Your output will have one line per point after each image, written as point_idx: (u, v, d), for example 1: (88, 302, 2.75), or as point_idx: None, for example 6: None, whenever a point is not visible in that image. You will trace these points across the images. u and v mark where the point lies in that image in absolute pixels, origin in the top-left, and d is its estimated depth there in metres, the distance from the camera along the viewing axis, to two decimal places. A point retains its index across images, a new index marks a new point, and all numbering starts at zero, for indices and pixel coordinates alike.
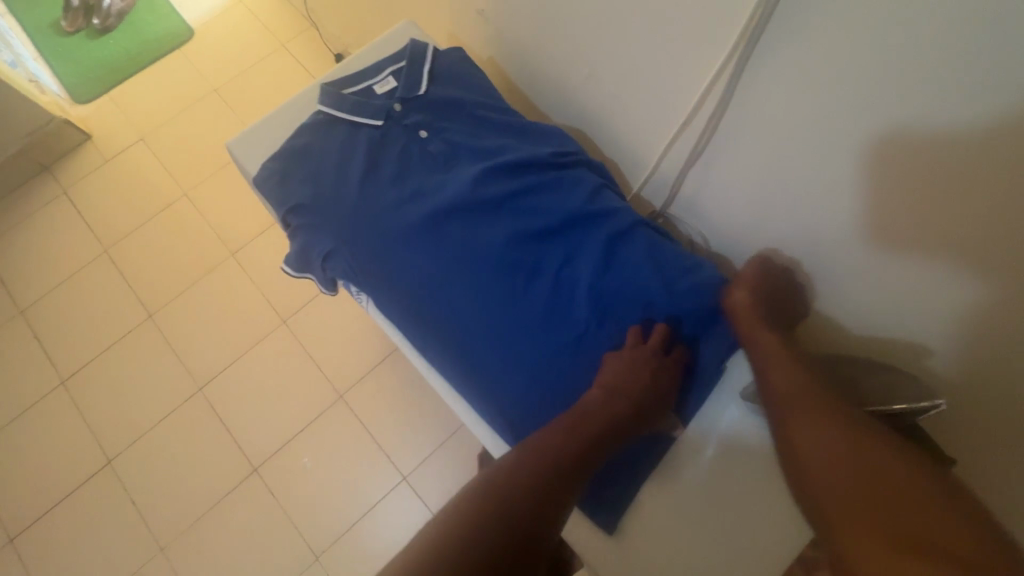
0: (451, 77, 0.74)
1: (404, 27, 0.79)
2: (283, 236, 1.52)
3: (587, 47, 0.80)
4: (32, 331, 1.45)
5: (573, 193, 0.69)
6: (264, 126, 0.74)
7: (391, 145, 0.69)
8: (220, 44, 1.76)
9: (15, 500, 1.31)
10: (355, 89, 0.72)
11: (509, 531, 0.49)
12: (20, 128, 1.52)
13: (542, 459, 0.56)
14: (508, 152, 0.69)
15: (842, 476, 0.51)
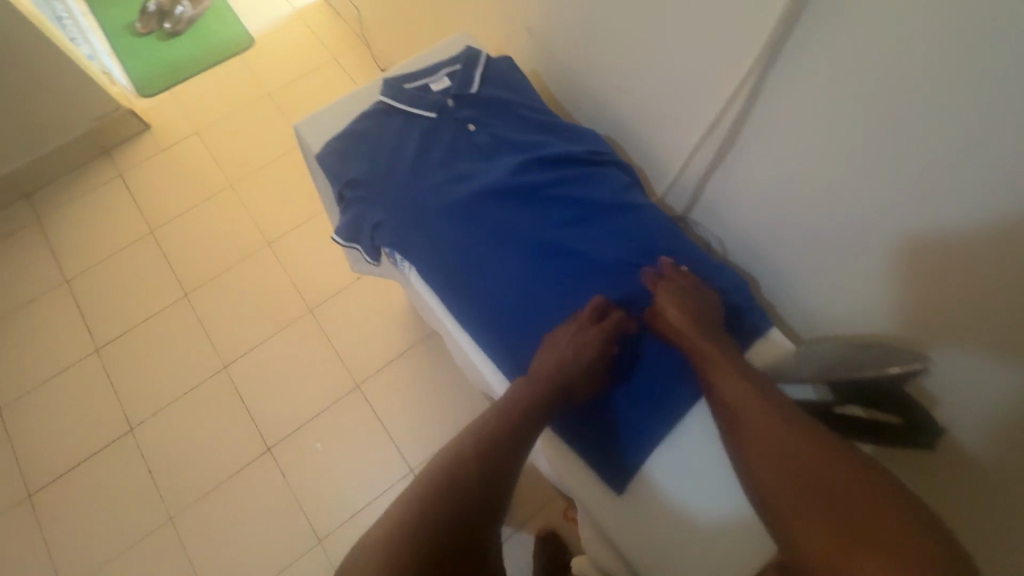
0: (499, 80, 0.82)
1: (461, 39, 0.89)
2: (317, 230, 1.61)
3: (622, 64, 0.89)
4: (75, 300, 1.54)
5: (605, 188, 0.75)
6: (328, 111, 0.82)
7: (441, 134, 0.77)
8: (277, 53, 1.90)
9: (38, 457, 1.36)
10: (414, 86, 0.81)
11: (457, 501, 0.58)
12: (89, 113, 1.65)
13: (500, 438, 0.63)
14: (547, 148, 0.76)
15: (783, 483, 0.58)
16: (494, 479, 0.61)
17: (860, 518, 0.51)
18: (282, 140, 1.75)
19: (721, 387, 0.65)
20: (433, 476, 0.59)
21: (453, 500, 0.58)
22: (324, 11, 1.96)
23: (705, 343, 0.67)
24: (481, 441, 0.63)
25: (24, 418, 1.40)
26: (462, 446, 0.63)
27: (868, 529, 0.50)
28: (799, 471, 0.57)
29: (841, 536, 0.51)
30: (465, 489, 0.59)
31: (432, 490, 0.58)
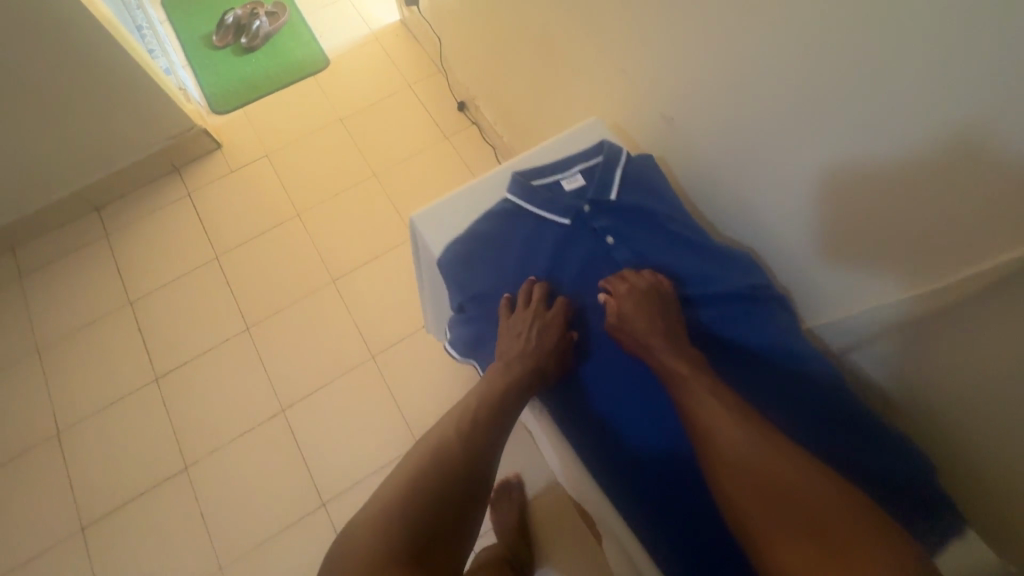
0: (641, 184, 0.75)
1: (591, 123, 0.82)
2: (383, 271, 1.55)
3: (770, 168, 0.80)
4: (138, 323, 1.52)
5: (760, 330, 0.70)
6: (447, 205, 0.77)
7: (575, 245, 0.73)
8: (352, 76, 1.85)
9: (93, 488, 1.34)
10: (545, 182, 0.76)
11: (436, 493, 0.61)
12: (164, 131, 1.63)
13: (466, 434, 0.66)
14: (694, 280, 0.72)
15: (746, 490, 0.55)
16: (468, 480, 0.63)
17: (825, 525, 0.51)
18: (352, 170, 1.70)
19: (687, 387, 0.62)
20: (407, 477, 0.63)
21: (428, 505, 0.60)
22: (402, 36, 1.90)
23: (661, 342, 0.66)
24: (450, 442, 0.65)
25: (81, 444, 1.38)
26: (433, 454, 0.65)
27: (834, 539, 0.50)
28: (765, 479, 0.55)
29: (812, 551, 0.50)
30: (439, 491, 0.61)
31: (402, 498, 0.60)
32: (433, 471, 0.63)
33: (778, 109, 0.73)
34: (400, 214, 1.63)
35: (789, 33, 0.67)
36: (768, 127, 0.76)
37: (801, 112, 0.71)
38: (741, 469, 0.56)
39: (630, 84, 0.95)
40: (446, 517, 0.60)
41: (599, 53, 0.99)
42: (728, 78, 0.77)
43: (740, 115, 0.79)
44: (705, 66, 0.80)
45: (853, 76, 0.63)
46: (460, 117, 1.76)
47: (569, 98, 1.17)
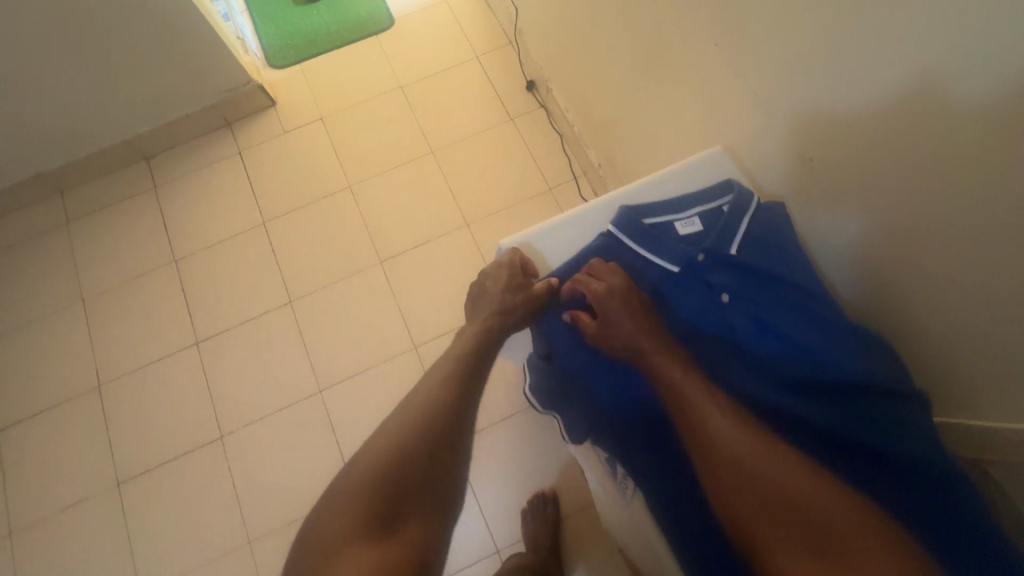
0: (762, 244, 0.65)
1: (715, 154, 0.76)
2: (433, 257, 1.48)
3: (911, 241, 0.66)
4: (183, 283, 1.49)
5: (909, 446, 0.55)
6: (544, 232, 0.74)
7: (682, 295, 0.63)
8: (416, 39, 1.72)
9: (130, 446, 1.34)
10: (655, 220, 0.68)
11: (398, 476, 0.59)
12: (220, 83, 1.56)
13: (427, 418, 0.62)
14: (828, 365, 0.59)
15: (755, 514, 0.50)
16: (434, 462, 0.61)
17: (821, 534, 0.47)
18: (409, 144, 1.60)
19: (685, 394, 0.57)
20: (371, 458, 0.60)
21: (383, 500, 0.57)
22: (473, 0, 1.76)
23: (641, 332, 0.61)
24: (405, 431, 0.61)
25: (121, 400, 1.38)
26: (399, 430, 0.62)
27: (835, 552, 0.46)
28: (774, 495, 0.50)
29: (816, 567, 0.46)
30: (396, 485, 0.58)
31: (366, 485, 0.58)
32: (394, 455, 0.60)
33: (936, 176, 0.60)
34: (455, 198, 1.54)
35: (977, 90, 0.53)
36: (918, 193, 0.63)
37: (970, 189, 0.57)
38: (733, 479, 0.52)
39: (748, 104, 0.83)
40: (410, 493, 0.59)
41: (716, 61, 0.86)
42: (880, 126, 0.64)
43: (885, 171, 0.66)
44: (850, 105, 0.67)
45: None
46: (528, 97, 1.63)
47: (665, 101, 1.05)
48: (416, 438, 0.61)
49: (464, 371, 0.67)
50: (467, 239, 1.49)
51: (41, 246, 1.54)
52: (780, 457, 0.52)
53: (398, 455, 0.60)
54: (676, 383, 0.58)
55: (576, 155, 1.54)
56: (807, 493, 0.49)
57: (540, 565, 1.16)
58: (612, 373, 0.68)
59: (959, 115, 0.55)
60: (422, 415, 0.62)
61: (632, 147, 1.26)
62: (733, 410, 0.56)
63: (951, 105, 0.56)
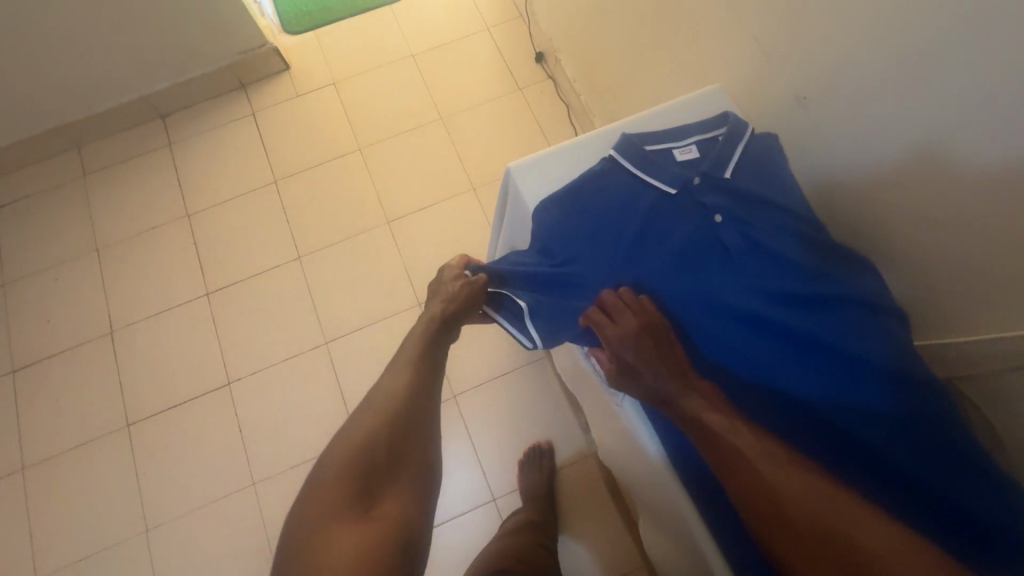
0: (756, 169, 0.69)
1: (711, 92, 0.80)
2: (439, 218, 1.52)
3: (899, 175, 0.69)
4: (194, 236, 1.53)
5: (881, 345, 0.61)
6: (547, 160, 0.77)
7: (680, 217, 0.67)
8: (429, 10, 1.76)
9: (141, 389, 1.39)
10: (655, 148, 0.72)
11: (364, 461, 0.63)
12: (236, 45, 1.59)
13: (387, 412, 0.68)
14: (811, 279, 0.63)
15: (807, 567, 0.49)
16: (399, 446, 0.66)
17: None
18: (419, 110, 1.64)
19: (711, 432, 0.57)
20: (343, 449, 0.65)
21: (357, 484, 0.62)
22: None
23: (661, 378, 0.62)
24: (367, 424, 0.66)
25: (132, 346, 1.42)
26: (367, 422, 0.67)
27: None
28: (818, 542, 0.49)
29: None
30: (367, 468, 0.63)
31: (338, 471, 0.62)
32: (360, 446, 0.64)
33: (926, 107, 0.63)
34: (462, 163, 1.58)
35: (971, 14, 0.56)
36: (910, 125, 0.66)
37: (959, 115, 0.60)
38: (773, 530, 0.51)
39: (750, 55, 0.87)
40: (379, 475, 0.63)
41: (720, 16, 0.90)
42: (876, 63, 0.67)
43: (880, 107, 0.69)
44: (849, 44, 0.70)
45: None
46: (537, 69, 1.67)
47: (669, 62, 1.09)
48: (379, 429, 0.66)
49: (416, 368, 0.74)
50: (472, 203, 1.53)
51: (57, 197, 1.58)
52: (824, 496, 0.50)
53: (363, 446, 0.64)
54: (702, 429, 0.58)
55: (581, 125, 1.57)
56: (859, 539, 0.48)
57: (534, 512, 1.20)
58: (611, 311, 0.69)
59: (952, 41, 0.58)
60: (388, 411, 0.68)
61: (635, 112, 1.30)
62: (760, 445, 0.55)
63: (945, 33, 0.59)
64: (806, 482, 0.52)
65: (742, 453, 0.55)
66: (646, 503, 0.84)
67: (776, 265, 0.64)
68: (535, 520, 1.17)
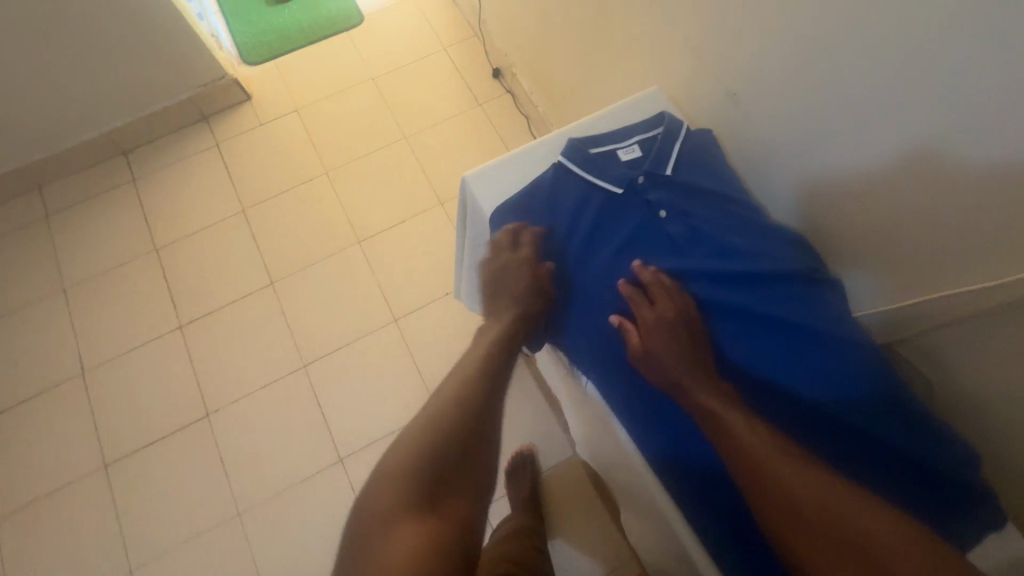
0: (694, 164, 0.75)
1: (653, 93, 0.87)
2: (410, 235, 1.55)
3: (834, 156, 0.75)
4: (164, 270, 1.52)
5: (819, 316, 0.65)
6: (499, 170, 0.81)
7: (628, 215, 0.71)
8: (386, 34, 1.81)
9: (117, 428, 1.36)
10: (599, 151, 0.76)
11: (432, 455, 0.55)
12: (196, 78, 1.61)
13: (452, 408, 0.59)
14: (753, 262, 0.67)
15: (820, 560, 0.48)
16: (470, 437, 0.57)
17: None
18: (382, 132, 1.68)
19: (728, 421, 0.57)
20: (406, 442, 0.56)
21: (426, 478, 0.53)
22: None
23: (690, 365, 0.61)
24: (428, 418, 0.58)
25: (106, 385, 1.41)
26: (433, 413, 0.59)
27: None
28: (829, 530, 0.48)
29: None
30: (431, 466, 0.54)
31: (403, 465, 0.54)
32: (427, 441, 0.56)
33: (850, 91, 0.69)
34: (428, 179, 1.61)
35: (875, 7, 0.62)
36: (839, 109, 0.72)
37: (880, 98, 0.66)
38: (784, 516, 0.50)
39: (687, 58, 0.92)
40: (448, 473, 0.54)
41: (655, 24, 0.97)
42: (799, 57, 0.73)
43: (808, 96, 0.75)
44: (774, 41, 0.76)
45: (947, 63, 0.58)
46: (495, 84, 1.72)
47: (616, 70, 1.15)
48: (449, 419, 0.58)
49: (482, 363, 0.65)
50: (441, 217, 1.57)
51: (20, 241, 1.55)
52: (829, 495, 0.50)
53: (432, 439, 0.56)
54: (728, 419, 0.57)
55: (541, 135, 1.63)
56: (861, 538, 0.47)
57: (522, 514, 1.21)
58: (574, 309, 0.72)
59: (862, 33, 0.65)
60: (455, 401, 0.60)
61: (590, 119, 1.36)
62: (772, 432, 0.56)
63: (855, 25, 0.65)
64: (804, 479, 0.51)
65: (748, 451, 0.54)
66: (622, 492, 0.87)
67: (722, 252, 0.68)
68: (523, 521, 1.18)
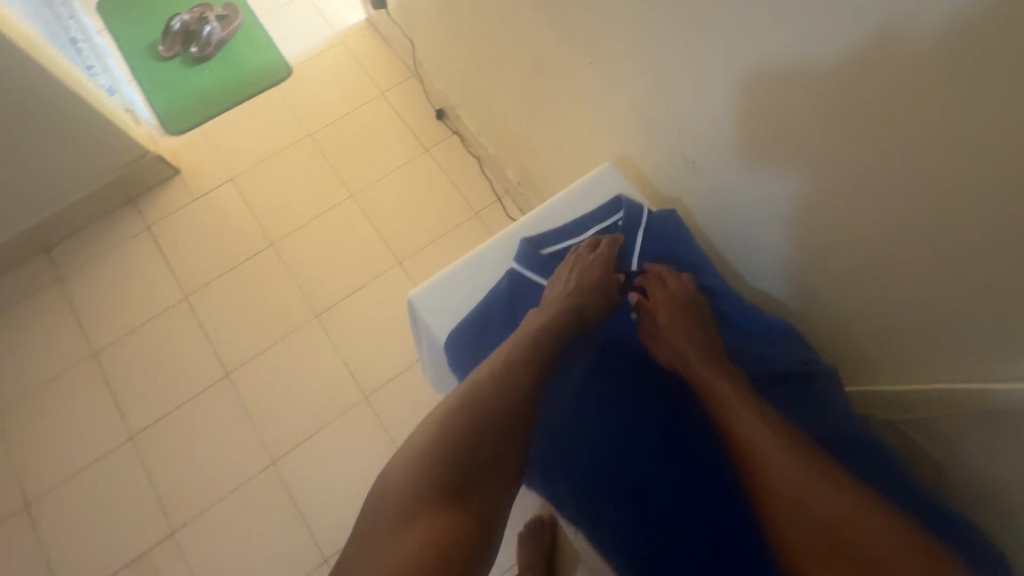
0: (654, 251, 0.86)
1: (596, 176, 0.93)
2: (370, 300, 1.45)
3: (808, 208, 0.73)
4: (106, 376, 1.39)
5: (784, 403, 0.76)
6: (446, 282, 0.83)
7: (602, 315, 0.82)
8: (318, 84, 1.71)
9: (73, 563, 1.24)
10: (553, 248, 0.85)
11: (465, 447, 0.63)
12: (114, 160, 1.48)
13: (471, 413, 0.65)
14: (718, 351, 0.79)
15: (795, 514, 0.62)
16: (499, 434, 0.65)
17: (846, 548, 0.59)
18: (327, 191, 1.57)
19: (730, 407, 0.70)
20: (439, 431, 0.65)
21: (457, 470, 0.62)
22: (369, 37, 1.76)
23: (700, 353, 0.75)
24: (449, 426, 0.65)
25: (56, 516, 1.27)
26: (468, 402, 0.67)
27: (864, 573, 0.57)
28: (804, 501, 0.62)
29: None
30: (449, 472, 0.61)
31: (435, 454, 0.63)
32: (463, 430, 0.64)
33: (823, 151, 0.67)
34: (382, 237, 1.51)
35: (845, 66, 0.59)
36: (813, 169, 0.69)
37: (858, 157, 0.64)
38: (777, 488, 0.64)
39: (640, 110, 0.88)
40: (474, 466, 0.63)
41: (597, 75, 0.92)
42: (763, 114, 0.70)
43: (774, 155, 0.73)
44: (734, 96, 0.72)
45: (933, 122, 0.55)
46: (440, 125, 1.63)
47: (563, 117, 1.08)
48: (485, 411, 0.66)
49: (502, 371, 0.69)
50: (401, 277, 1.47)
51: None
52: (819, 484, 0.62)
53: (466, 428, 0.64)
54: (732, 399, 0.71)
55: (495, 174, 1.55)
56: (836, 517, 0.60)
57: None
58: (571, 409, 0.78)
59: (833, 92, 0.62)
60: (491, 395, 0.67)
61: (543, 162, 1.28)
62: (768, 414, 0.69)
63: (823, 84, 0.62)
64: (800, 469, 0.63)
65: (748, 434, 0.67)
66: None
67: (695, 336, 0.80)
68: None
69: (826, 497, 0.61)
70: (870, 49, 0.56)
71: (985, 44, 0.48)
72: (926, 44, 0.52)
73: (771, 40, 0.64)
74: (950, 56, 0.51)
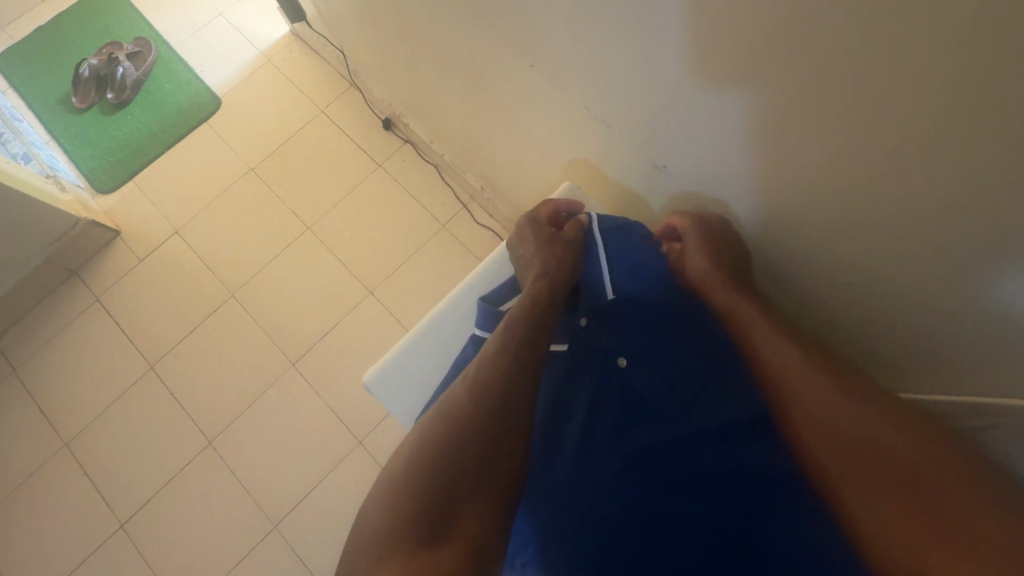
0: (626, 268, 0.75)
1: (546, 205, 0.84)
2: (346, 338, 1.36)
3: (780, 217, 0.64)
4: (81, 465, 1.31)
5: None
6: (402, 358, 0.78)
7: (584, 368, 0.71)
8: (252, 113, 1.57)
9: None
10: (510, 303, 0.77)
11: (444, 467, 0.56)
12: (44, 234, 1.36)
13: (456, 443, 0.57)
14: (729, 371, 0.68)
15: (835, 440, 0.59)
16: (481, 451, 0.57)
17: (909, 486, 0.53)
18: (280, 227, 1.46)
19: (765, 350, 0.65)
20: (415, 455, 0.57)
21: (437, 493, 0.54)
22: (298, 51, 1.62)
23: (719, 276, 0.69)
24: (435, 447, 0.57)
25: None
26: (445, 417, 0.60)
27: (926, 495, 0.52)
28: (852, 438, 0.58)
29: (908, 513, 0.53)
30: (437, 493, 0.54)
31: (411, 476, 0.55)
32: (444, 450, 0.57)
33: (788, 163, 0.57)
34: (349, 269, 1.41)
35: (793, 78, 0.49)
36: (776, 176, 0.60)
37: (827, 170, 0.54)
38: (814, 420, 0.60)
39: (589, 115, 0.79)
40: (457, 486, 0.55)
41: (540, 77, 0.82)
42: (710, 126, 0.62)
43: (736, 165, 0.63)
44: (677, 106, 0.63)
45: (901, 134, 0.46)
46: (389, 137, 1.51)
47: (514, 120, 0.98)
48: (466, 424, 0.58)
49: (492, 390, 0.61)
50: (376, 308, 1.38)
51: None
52: (855, 409, 0.58)
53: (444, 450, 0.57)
54: (762, 331, 0.66)
55: (456, 181, 1.44)
56: (878, 438, 0.56)
57: None
58: (569, 478, 0.65)
59: (780, 107, 0.53)
60: (471, 409, 0.60)
61: (503, 167, 1.18)
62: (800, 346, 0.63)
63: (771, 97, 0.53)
64: (838, 400, 0.59)
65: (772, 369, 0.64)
66: None
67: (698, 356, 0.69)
68: None
69: (875, 432, 0.57)
70: (814, 58, 0.46)
71: (946, 51, 0.39)
72: (876, 53, 0.42)
73: (703, 48, 0.54)
74: (914, 65, 0.41)
